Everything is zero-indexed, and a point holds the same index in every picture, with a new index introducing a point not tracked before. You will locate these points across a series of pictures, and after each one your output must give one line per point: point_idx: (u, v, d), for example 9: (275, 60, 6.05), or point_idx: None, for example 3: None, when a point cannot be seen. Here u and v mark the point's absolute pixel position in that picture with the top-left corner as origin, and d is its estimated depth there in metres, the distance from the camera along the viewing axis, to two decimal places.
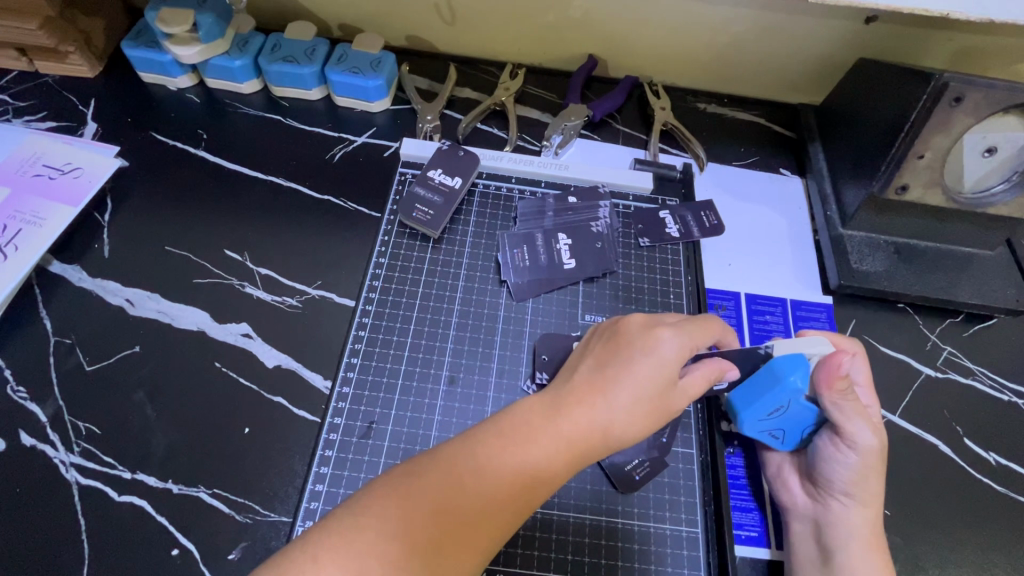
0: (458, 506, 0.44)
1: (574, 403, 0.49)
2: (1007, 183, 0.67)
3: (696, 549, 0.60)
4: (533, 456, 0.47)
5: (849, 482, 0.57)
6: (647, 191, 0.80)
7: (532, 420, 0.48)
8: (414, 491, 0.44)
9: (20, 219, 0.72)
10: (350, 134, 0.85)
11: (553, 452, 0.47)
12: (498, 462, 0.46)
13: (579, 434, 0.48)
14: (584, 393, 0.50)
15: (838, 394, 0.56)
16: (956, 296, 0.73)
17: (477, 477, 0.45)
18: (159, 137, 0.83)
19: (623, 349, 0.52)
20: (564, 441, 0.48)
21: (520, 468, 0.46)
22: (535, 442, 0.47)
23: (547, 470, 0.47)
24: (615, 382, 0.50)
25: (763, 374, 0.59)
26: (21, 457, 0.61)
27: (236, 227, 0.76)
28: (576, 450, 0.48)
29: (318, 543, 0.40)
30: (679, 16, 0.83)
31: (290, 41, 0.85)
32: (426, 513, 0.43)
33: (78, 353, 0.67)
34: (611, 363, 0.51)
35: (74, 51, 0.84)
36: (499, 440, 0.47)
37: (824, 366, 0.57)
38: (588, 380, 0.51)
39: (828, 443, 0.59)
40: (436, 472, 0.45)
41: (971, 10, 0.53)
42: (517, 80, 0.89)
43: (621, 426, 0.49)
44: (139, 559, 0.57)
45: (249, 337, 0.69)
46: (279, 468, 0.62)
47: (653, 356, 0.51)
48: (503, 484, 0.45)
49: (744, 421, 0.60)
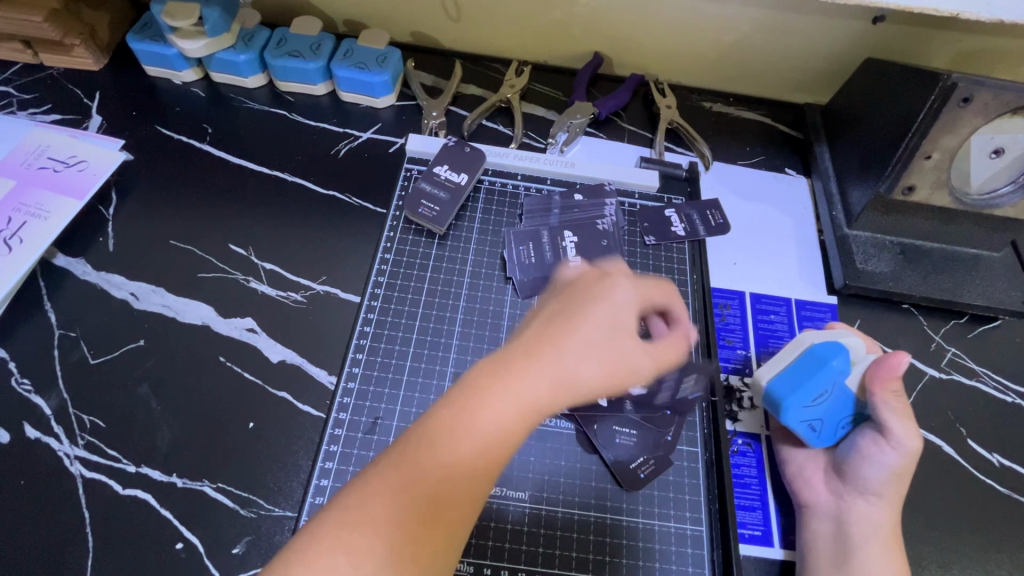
0: (430, 499, 0.41)
1: (532, 357, 0.46)
2: (1013, 184, 0.67)
3: (700, 548, 0.60)
4: (499, 423, 0.44)
5: (882, 482, 0.57)
6: (652, 189, 0.80)
7: (485, 386, 0.45)
8: (378, 498, 0.41)
9: (24, 211, 0.72)
10: (355, 130, 0.85)
11: (514, 416, 0.44)
12: (462, 445, 0.43)
13: (544, 390, 0.45)
14: (543, 346, 0.47)
15: (890, 393, 0.58)
16: (961, 298, 0.73)
17: (441, 464, 0.42)
18: (164, 131, 0.83)
19: (578, 302, 0.50)
20: (524, 402, 0.44)
21: (486, 443, 0.43)
22: (499, 403, 0.44)
23: (510, 436, 0.44)
24: (574, 334, 0.48)
25: (811, 360, 0.61)
26: (25, 449, 0.61)
27: (241, 221, 0.76)
28: (544, 409, 0.45)
29: (289, 566, 0.39)
30: (686, 14, 0.82)
31: (296, 36, 0.85)
32: (396, 519, 0.40)
33: (83, 347, 0.67)
34: (566, 316, 0.49)
35: (79, 44, 0.84)
36: (464, 407, 0.44)
37: (880, 365, 0.59)
38: (546, 334, 0.48)
39: (869, 441, 0.58)
40: (399, 472, 0.42)
41: (981, 10, 0.52)
42: (523, 77, 0.89)
43: (583, 377, 0.47)
44: (143, 553, 0.57)
45: (254, 331, 0.69)
46: (283, 464, 0.62)
47: (609, 303, 0.51)
48: (469, 459, 0.43)
49: (791, 405, 0.60)
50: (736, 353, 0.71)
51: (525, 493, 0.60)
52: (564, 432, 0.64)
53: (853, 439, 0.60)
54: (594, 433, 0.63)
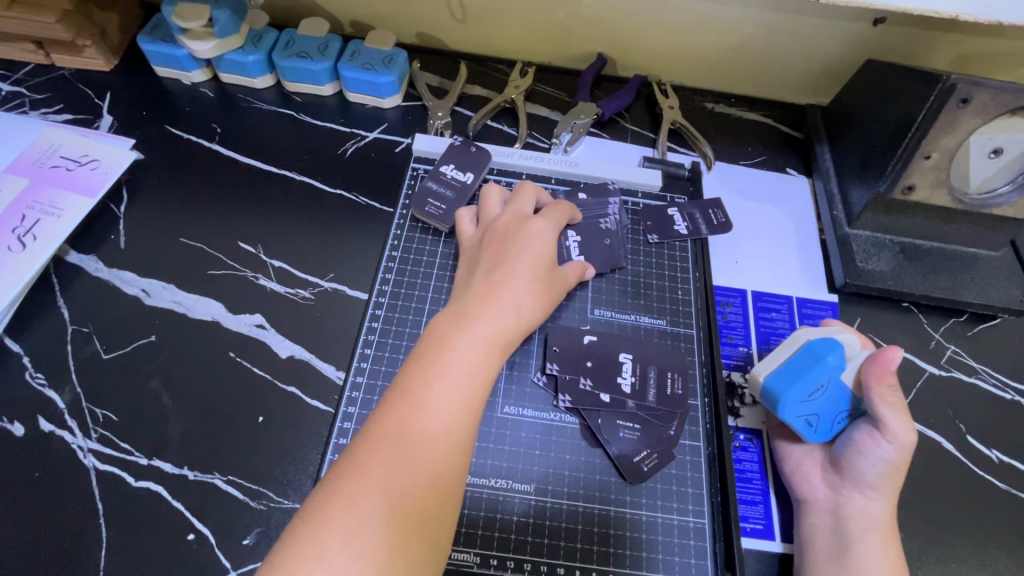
0: (420, 445, 0.44)
1: (481, 304, 0.52)
2: (1012, 184, 0.68)
3: (702, 540, 0.61)
4: (466, 359, 0.49)
5: (879, 476, 0.58)
6: (655, 188, 0.81)
7: (443, 335, 0.50)
8: (373, 453, 0.43)
9: (37, 209, 0.73)
10: (362, 130, 0.86)
11: (475, 351, 0.49)
12: (438, 387, 0.46)
13: (498, 327, 0.51)
14: (488, 292, 0.54)
15: (886, 387, 0.58)
16: (960, 296, 0.74)
17: (426, 407, 0.46)
18: (173, 131, 0.84)
19: (506, 249, 0.58)
20: (481, 342, 0.50)
21: (458, 379, 0.47)
22: (458, 345, 0.49)
23: (476, 369, 0.49)
24: (510, 275, 0.55)
25: (804, 356, 0.62)
26: (39, 442, 0.62)
27: (250, 219, 0.78)
28: (499, 341, 0.51)
29: (302, 539, 0.39)
30: (689, 16, 0.83)
31: (304, 37, 0.86)
32: (400, 470, 0.43)
33: (95, 342, 0.68)
34: (500, 265, 0.56)
35: (91, 45, 0.85)
36: (426, 363, 0.48)
37: (874, 360, 0.59)
38: (486, 283, 0.55)
39: (865, 436, 0.59)
40: (385, 426, 0.44)
41: (979, 12, 0.53)
42: (527, 78, 0.90)
43: (527, 307, 0.55)
44: (155, 543, 0.58)
45: (262, 327, 0.70)
46: (293, 457, 0.63)
47: (529, 245, 0.59)
48: (447, 406, 0.46)
49: (786, 402, 0.60)
50: (738, 350, 0.72)
51: (530, 486, 0.62)
52: (568, 426, 0.65)
53: (850, 434, 0.61)
54: (598, 428, 0.64)
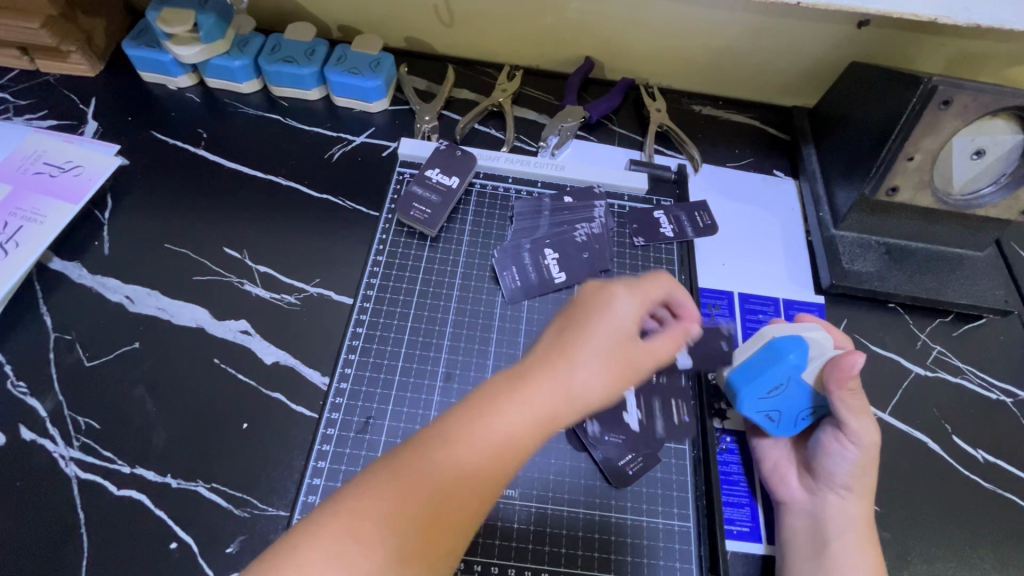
0: (431, 492, 0.40)
1: (543, 374, 0.45)
2: (995, 185, 0.68)
3: (687, 543, 0.60)
4: (505, 430, 0.42)
5: (850, 476, 0.59)
6: (641, 191, 0.81)
7: (498, 390, 0.44)
8: (383, 482, 0.40)
9: (20, 216, 0.72)
10: (348, 134, 0.86)
11: (520, 422, 0.43)
12: (470, 447, 0.41)
13: (551, 407, 0.44)
14: (553, 358, 0.46)
15: (848, 392, 0.57)
16: (946, 296, 0.74)
17: (448, 463, 0.41)
18: (159, 136, 0.84)
19: (584, 310, 0.49)
20: (529, 417, 0.43)
21: (493, 444, 0.42)
22: (505, 412, 0.43)
23: (514, 444, 0.42)
24: (582, 344, 0.46)
25: (764, 354, 0.61)
26: (20, 451, 0.61)
27: (236, 224, 0.77)
28: (548, 422, 0.44)
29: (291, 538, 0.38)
30: (674, 19, 0.84)
31: (289, 41, 0.86)
32: (398, 511, 0.39)
33: (78, 349, 0.68)
34: (572, 328, 0.48)
35: (75, 51, 0.85)
36: (469, 417, 0.42)
37: (835, 365, 0.58)
38: (557, 347, 0.47)
39: (831, 437, 0.60)
40: (403, 463, 0.40)
41: (959, 15, 0.54)
42: (514, 81, 0.90)
43: (589, 392, 0.45)
44: (137, 550, 0.57)
45: (248, 333, 0.70)
46: (278, 463, 0.62)
47: (614, 311, 0.49)
48: (470, 469, 0.41)
49: (744, 398, 0.61)
50: None
51: (517, 491, 0.61)
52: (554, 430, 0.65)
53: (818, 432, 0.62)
54: (583, 431, 0.64)
